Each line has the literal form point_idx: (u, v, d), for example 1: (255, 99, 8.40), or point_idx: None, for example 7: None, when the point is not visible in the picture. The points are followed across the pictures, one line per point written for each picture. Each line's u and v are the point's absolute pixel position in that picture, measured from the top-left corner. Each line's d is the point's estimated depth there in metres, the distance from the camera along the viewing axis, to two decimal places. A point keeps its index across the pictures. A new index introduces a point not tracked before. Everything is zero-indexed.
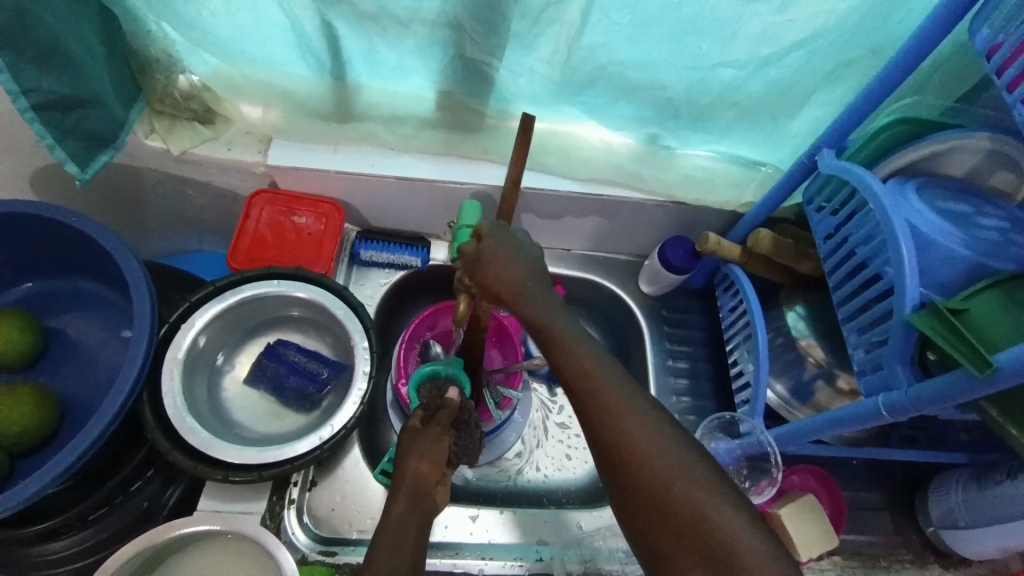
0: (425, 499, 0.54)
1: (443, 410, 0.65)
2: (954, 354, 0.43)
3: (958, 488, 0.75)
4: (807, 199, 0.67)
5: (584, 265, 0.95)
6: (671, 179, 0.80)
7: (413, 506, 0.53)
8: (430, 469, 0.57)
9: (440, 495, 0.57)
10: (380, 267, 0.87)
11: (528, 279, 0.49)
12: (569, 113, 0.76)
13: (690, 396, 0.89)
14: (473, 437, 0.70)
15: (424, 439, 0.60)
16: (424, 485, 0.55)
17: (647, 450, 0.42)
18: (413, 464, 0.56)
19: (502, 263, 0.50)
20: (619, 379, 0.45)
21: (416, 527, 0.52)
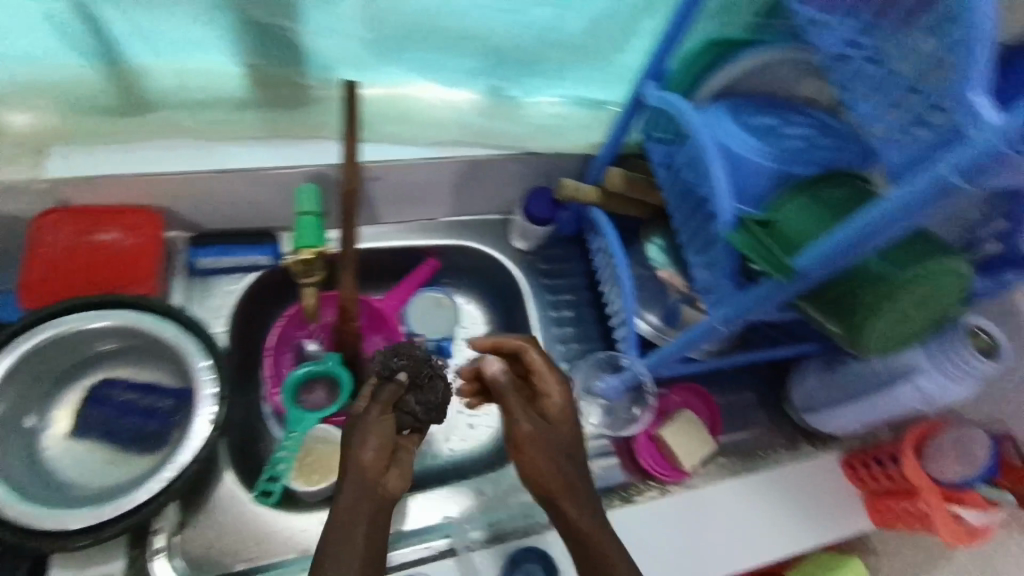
0: (371, 484, 0.52)
1: (384, 390, 0.60)
2: (759, 261, 0.46)
3: (815, 375, 0.83)
4: (647, 133, 0.68)
5: (455, 231, 0.93)
6: (521, 131, 0.79)
7: (353, 511, 0.51)
8: (375, 456, 0.53)
9: (393, 480, 0.54)
10: (226, 272, 0.78)
11: (575, 420, 0.61)
12: (398, 73, 0.72)
13: (578, 342, 0.90)
14: (437, 389, 0.65)
15: (367, 423, 0.55)
16: (371, 475, 0.52)
17: (606, 545, 0.56)
18: (356, 453, 0.53)
19: (545, 438, 0.57)
20: (593, 521, 0.57)
21: (366, 525, 0.51)
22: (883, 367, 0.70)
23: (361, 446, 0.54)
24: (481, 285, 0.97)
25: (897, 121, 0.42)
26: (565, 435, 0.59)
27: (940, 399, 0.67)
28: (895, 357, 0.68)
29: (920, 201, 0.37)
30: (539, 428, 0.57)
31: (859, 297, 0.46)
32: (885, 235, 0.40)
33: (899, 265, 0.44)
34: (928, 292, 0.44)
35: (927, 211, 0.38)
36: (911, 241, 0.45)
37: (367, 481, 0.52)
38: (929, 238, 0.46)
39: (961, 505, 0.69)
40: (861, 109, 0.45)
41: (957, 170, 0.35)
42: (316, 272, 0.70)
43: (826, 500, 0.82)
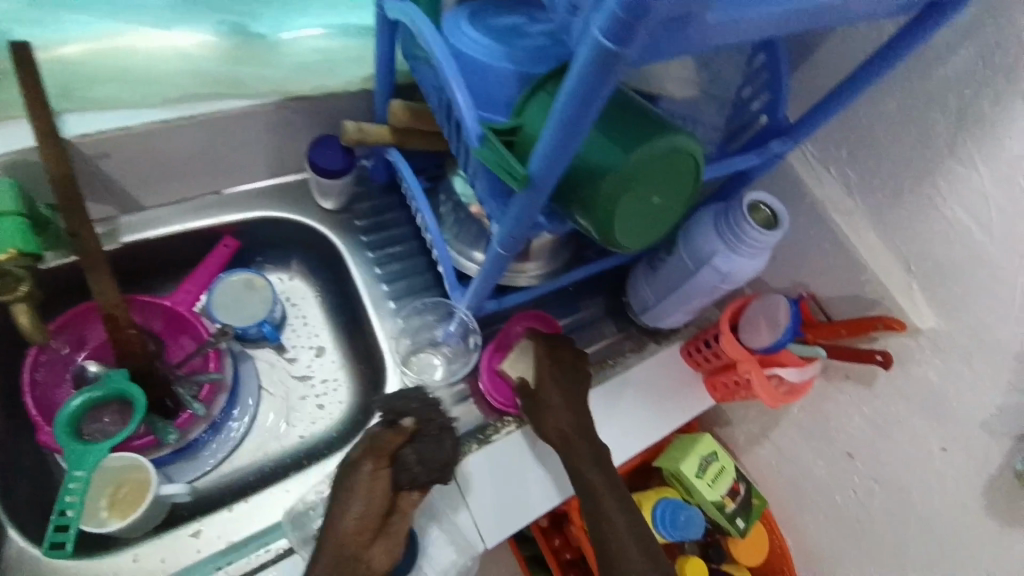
0: (347, 565, 0.58)
1: (387, 439, 0.63)
2: (501, 177, 0.42)
3: (643, 278, 0.84)
4: (410, 54, 0.60)
5: (247, 202, 0.81)
6: (277, 74, 0.68)
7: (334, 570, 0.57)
8: (356, 529, 0.60)
9: (375, 557, 0.60)
10: None
11: (569, 398, 0.73)
12: (107, 26, 0.62)
13: (413, 296, 0.84)
14: (443, 445, 0.65)
15: (360, 480, 0.61)
16: (350, 547, 0.59)
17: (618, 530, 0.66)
18: (338, 523, 0.60)
19: (545, 414, 0.71)
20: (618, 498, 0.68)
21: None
22: (689, 256, 0.72)
23: (343, 530, 0.59)
24: (300, 254, 0.88)
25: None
26: (573, 418, 0.72)
27: (739, 276, 0.69)
28: (697, 245, 0.70)
29: (592, 81, 0.31)
30: (535, 400, 0.73)
31: (597, 190, 0.40)
32: (584, 125, 0.34)
33: (623, 147, 0.39)
34: (664, 170, 0.40)
35: (611, 88, 0.32)
36: (640, 118, 0.40)
37: (345, 555, 0.58)
38: (655, 113, 0.41)
39: (783, 367, 0.74)
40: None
41: (605, 35, 0.28)
42: (20, 286, 0.55)
43: (672, 391, 0.87)
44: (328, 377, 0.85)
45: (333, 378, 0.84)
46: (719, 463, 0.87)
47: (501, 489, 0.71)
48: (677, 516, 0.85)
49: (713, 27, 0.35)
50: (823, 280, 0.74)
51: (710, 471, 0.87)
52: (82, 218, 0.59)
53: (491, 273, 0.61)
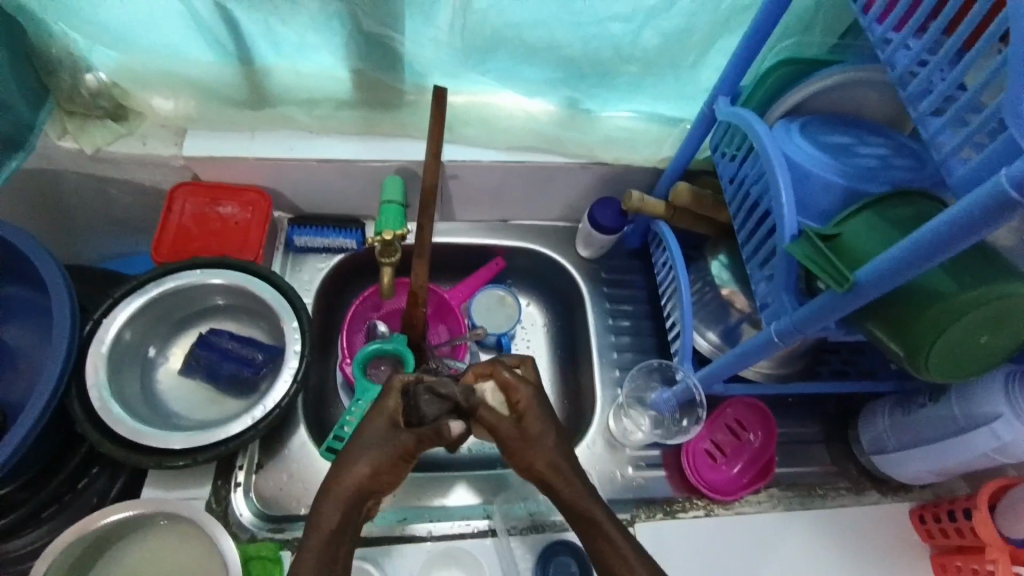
0: (354, 518, 0.47)
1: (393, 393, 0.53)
2: (819, 272, 0.46)
3: (885, 414, 0.77)
4: (718, 150, 0.68)
5: (521, 233, 0.97)
6: (590, 141, 0.83)
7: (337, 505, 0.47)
8: (369, 477, 0.48)
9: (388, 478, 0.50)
10: (316, 251, 0.87)
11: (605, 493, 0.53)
12: (479, 84, 0.79)
13: (633, 351, 0.91)
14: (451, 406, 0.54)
15: (370, 429, 0.51)
16: (360, 501, 0.48)
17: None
18: (348, 473, 0.48)
19: (533, 450, 0.53)
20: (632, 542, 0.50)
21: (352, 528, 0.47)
22: (957, 412, 0.66)
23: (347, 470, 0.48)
24: (543, 286, 1.00)
25: (954, 141, 0.42)
26: (560, 446, 0.54)
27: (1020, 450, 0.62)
28: (973, 401, 0.64)
29: (981, 218, 0.36)
30: (518, 436, 0.53)
31: (923, 314, 0.44)
32: (938, 257, 0.39)
33: (959, 284, 0.43)
34: (996, 314, 0.43)
35: (994, 228, 0.36)
36: (984, 265, 0.44)
37: (359, 502, 0.48)
38: (999, 260, 0.44)
39: None
40: (929, 127, 0.44)
41: (1015, 185, 0.33)
42: (395, 253, 0.73)
43: (885, 548, 0.77)
44: None
45: None
46: None
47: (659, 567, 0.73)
48: None
49: None
50: None
51: None
52: (427, 219, 0.75)
53: (736, 356, 0.65)
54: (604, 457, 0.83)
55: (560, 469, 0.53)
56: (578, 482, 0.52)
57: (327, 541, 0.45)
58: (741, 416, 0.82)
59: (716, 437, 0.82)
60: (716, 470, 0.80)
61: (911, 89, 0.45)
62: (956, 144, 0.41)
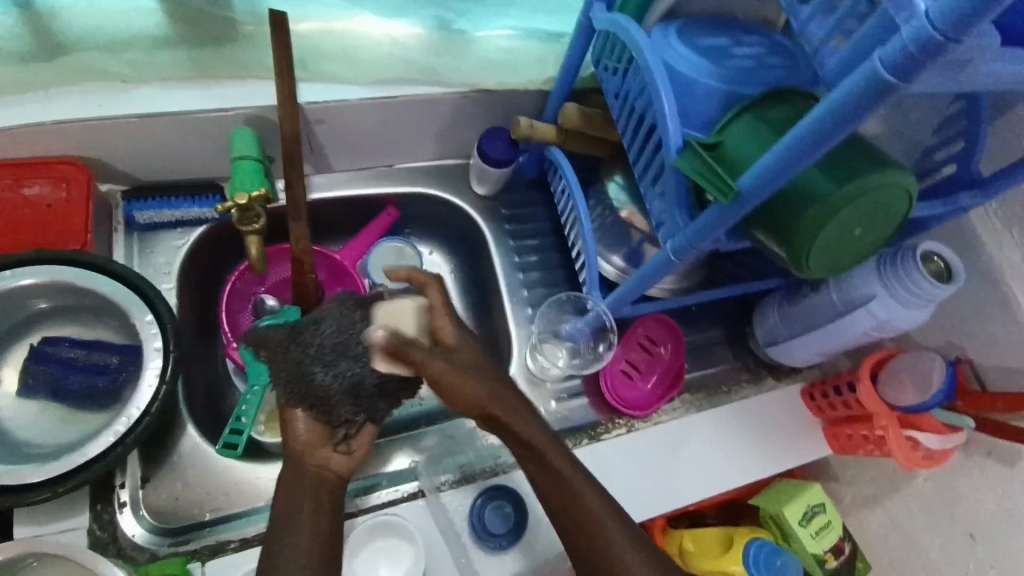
0: (310, 468, 0.55)
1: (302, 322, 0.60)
2: (707, 185, 0.45)
3: (776, 309, 0.83)
4: (600, 64, 0.64)
5: (411, 177, 0.89)
6: (469, 66, 0.75)
7: (294, 494, 0.54)
8: (305, 427, 0.56)
9: (334, 459, 0.57)
10: (170, 227, 0.74)
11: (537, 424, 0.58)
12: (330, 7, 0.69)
13: (544, 285, 0.89)
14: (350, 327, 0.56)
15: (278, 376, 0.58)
16: (305, 451, 0.56)
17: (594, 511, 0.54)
18: (288, 426, 0.57)
19: (462, 378, 0.55)
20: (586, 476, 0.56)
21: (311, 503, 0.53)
22: (837, 299, 0.71)
23: (305, 459, 0.56)
24: (443, 231, 0.94)
25: (828, 27, 0.41)
26: (486, 381, 0.57)
27: (893, 326, 0.68)
28: (853, 286, 0.69)
29: (855, 107, 0.35)
30: (450, 367, 0.55)
31: (802, 215, 0.44)
32: (819, 153, 0.39)
33: (835, 180, 0.43)
34: (867, 206, 0.44)
35: (862, 120, 0.36)
36: (858, 157, 0.44)
37: (308, 450, 0.56)
38: (870, 151, 0.45)
39: (919, 431, 0.72)
40: (798, 16, 0.44)
41: (891, 70, 0.32)
42: (258, 219, 0.64)
43: (789, 429, 0.84)
44: None
45: None
46: (824, 517, 0.84)
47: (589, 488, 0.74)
48: (772, 560, 0.80)
49: (965, 72, 0.38)
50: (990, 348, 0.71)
51: (815, 522, 0.84)
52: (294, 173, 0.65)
53: (639, 279, 0.66)
54: (526, 395, 0.83)
55: (496, 401, 0.56)
56: (526, 414, 0.57)
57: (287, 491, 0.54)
58: (653, 332, 0.85)
59: (630, 356, 0.84)
60: (637, 390, 0.82)
61: None
62: (827, 32, 0.41)
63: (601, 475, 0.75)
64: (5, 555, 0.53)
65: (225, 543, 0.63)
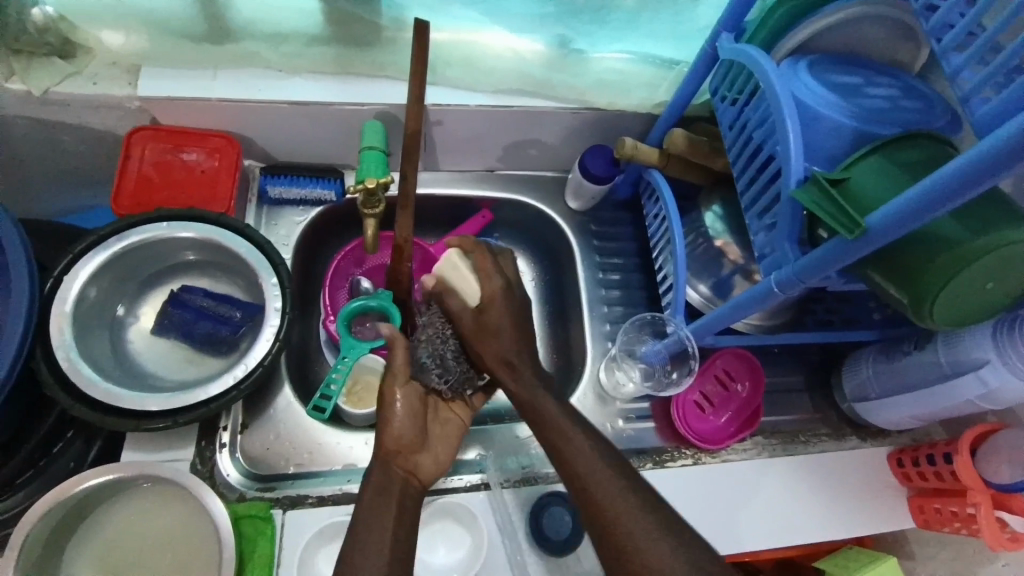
0: (394, 471, 0.57)
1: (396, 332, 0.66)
2: (828, 220, 0.44)
3: (868, 363, 0.79)
4: (718, 93, 0.65)
5: (508, 184, 0.93)
6: (583, 84, 0.78)
7: (379, 495, 0.55)
8: (399, 435, 0.59)
9: (423, 464, 0.60)
10: (292, 204, 0.82)
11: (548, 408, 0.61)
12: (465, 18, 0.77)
13: (624, 305, 0.90)
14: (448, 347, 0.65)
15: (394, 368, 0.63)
16: (393, 459, 0.58)
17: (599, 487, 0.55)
18: (386, 428, 0.59)
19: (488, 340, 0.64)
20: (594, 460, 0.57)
21: (395, 510, 0.54)
22: (943, 359, 0.67)
23: (393, 450, 0.58)
24: (531, 240, 0.97)
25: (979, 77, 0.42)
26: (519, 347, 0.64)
27: (1005, 398, 0.63)
28: (962, 349, 0.65)
29: (1001, 161, 0.34)
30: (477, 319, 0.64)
31: (932, 261, 0.43)
32: (953, 202, 0.38)
33: (970, 230, 0.42)
34: (1003, 261, 0.43)
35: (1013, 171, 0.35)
36: (994, 209, 0.43)
37: (391, 458, 0.58)
38: (1008, 206, 0.44)
39: (1008, 512, 0.68)
40: (950, 63, 0.44)
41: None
42: (378, 204, 0.69)
43: (868, 491, 0.79)
44: None
45: None
46: None
47: None
48: None
49: None
50: None
51: None
52: (410, 165, 0.70)
53: (733, 308, 0.65)
54: (594, 410, 0.83)
55: (517, 377, 0.64)
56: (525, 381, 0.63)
57: (376, 493, 0.55)
58: (732, 366, 0.83)
59: (705, 388, 0.82)
60: (705, 422, 0.81)
61: (933, 22, 0.45)
62: (978, 82, 0.42)
63: (664, 501, 0.74)
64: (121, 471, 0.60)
65: (304, 496, 0.68)
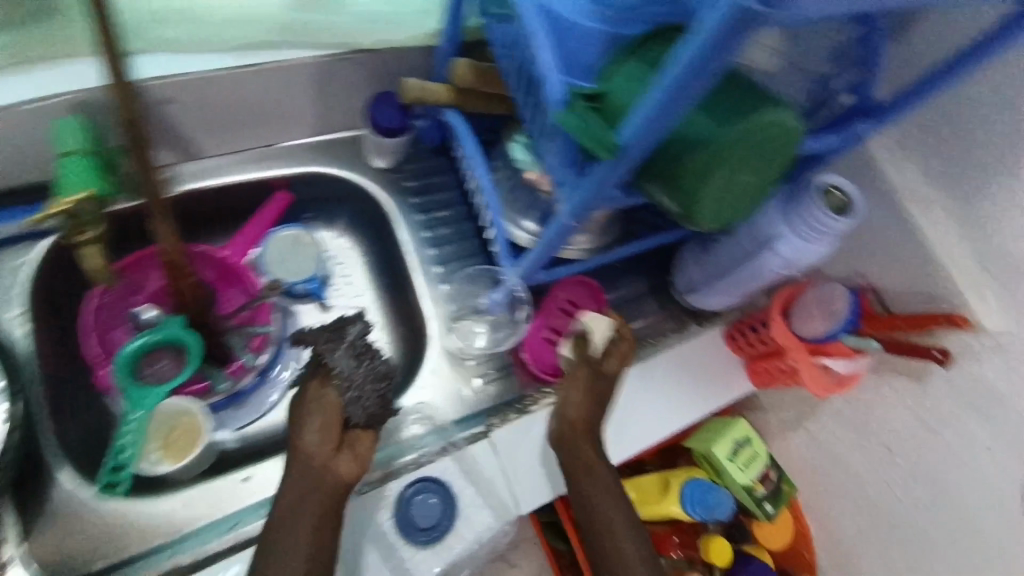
0: (309, 475, 0.58)
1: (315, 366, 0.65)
2: (583, 138, 0.41)
3: (693, 256, 0.82)
4: (485, 14, 0.58)
5: (297, 157, 0.80)
6: (338, 25, 0.68)
7: (295, 510, 0.56)
8: (319, 437, 0.60)
9: (340, 465, 0.60)
10: (10, 244, 0.65)
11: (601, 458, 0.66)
12: None
13: (458, 259, 0.84)
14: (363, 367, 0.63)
15: (311, 396, 0.62)
16: (314, 460, 0.59)
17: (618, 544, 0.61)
18: (298, 438, 0.61)
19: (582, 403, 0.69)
20: (607, 494, 0.64)
21: (310, 518, 0.56)
22: (746, 241, 0.71)
23: (311, 462, 0.59)
24: (347, 212, 0.87)
25: None
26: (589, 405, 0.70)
27: (800, 264, 0.68)
28: (761, 228, 0.68)
29: (718, 47, 0.32)
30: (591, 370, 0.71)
31: (688, 161, 0.42)
32: (691, 96, 0.35)
33: (722, 121, 0.41)
34: (764, 145, 0.42)
35: (734, 54, 0.33)
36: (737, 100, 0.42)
37: (308, 464, 0.59)
38: (760, 93, 0.43)
39: (829, 357, 0.74)
40: None
41: None
42: (92, 227, 0.56)
43: (714, 372, 0.86)
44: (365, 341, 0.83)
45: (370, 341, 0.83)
46: (751, 449, 0.88)
47: (520, 462, 0.72)
48: (707, 496, 0.86)
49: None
50: (891, 272, 0.72)
51: (742, 455, 0.87)
52: (138, 159, 0.55)
53: (550, 242, 0.62)
54: (448, 376, 0.79)
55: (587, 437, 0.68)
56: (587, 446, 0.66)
57: (292, 506, 0.57)
58: (576, 295, 0.81)
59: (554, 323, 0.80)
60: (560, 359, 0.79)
61: None
62: None
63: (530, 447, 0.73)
64: None
65: None
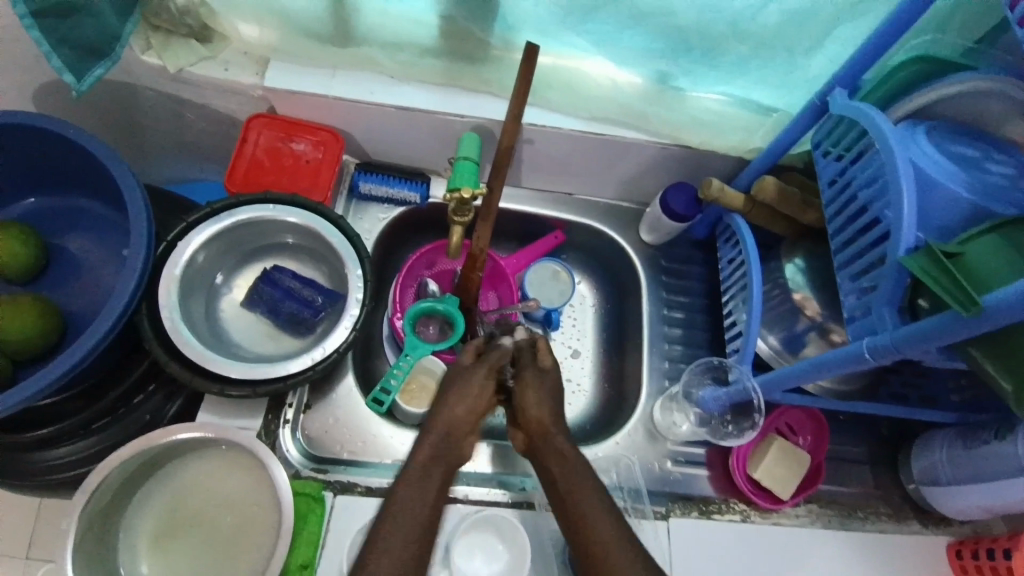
0: (452, 445, 0.58)
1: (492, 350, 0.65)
2: (945, 296, 0.43)
3: (944, 446, 0.74)
4: (816, 144, 0.64)
5: (584, 209, 0.94)
6: (677, 120, 0.78)
7: (425, 472, 0.55)
8: (467, 411, 0.60)
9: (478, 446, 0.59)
10: (379, 202, 0.86)
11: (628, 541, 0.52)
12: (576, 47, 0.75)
13: (684, 345, 0.88)
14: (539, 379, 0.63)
15: (473, 380, 0.62)
16: (458, 429, 0.59)
17: None
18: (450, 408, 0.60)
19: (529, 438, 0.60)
20: None
21: (440, 477, 0.55)
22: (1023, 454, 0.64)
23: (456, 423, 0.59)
24: (600, 266, 0.97)
25: None
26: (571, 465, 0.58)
27: None
28: None
29: None
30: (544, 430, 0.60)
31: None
32: None
33: None
34: None
35: None
36: None
37: (450, 436, 0.58)
38: None
39: None
40: None
41: None
42: (468, 213, 0.72)
43: None
44: (575, 379, 0.90)
45: (579, 382, 0.89)
46: None
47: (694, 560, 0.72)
48: None
49: None
50: None
51: None
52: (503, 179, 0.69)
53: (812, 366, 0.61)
54: (645, 448, 0.82)
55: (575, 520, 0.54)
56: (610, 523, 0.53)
57: (426, 463, 0.55)
58: (798, 422, 0.80)
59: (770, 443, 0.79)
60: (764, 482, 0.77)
61: None
62: None
63: (702, 550, 0.73)
64: (207, 433, 0.63)
65: (354, 484, 0.71)
